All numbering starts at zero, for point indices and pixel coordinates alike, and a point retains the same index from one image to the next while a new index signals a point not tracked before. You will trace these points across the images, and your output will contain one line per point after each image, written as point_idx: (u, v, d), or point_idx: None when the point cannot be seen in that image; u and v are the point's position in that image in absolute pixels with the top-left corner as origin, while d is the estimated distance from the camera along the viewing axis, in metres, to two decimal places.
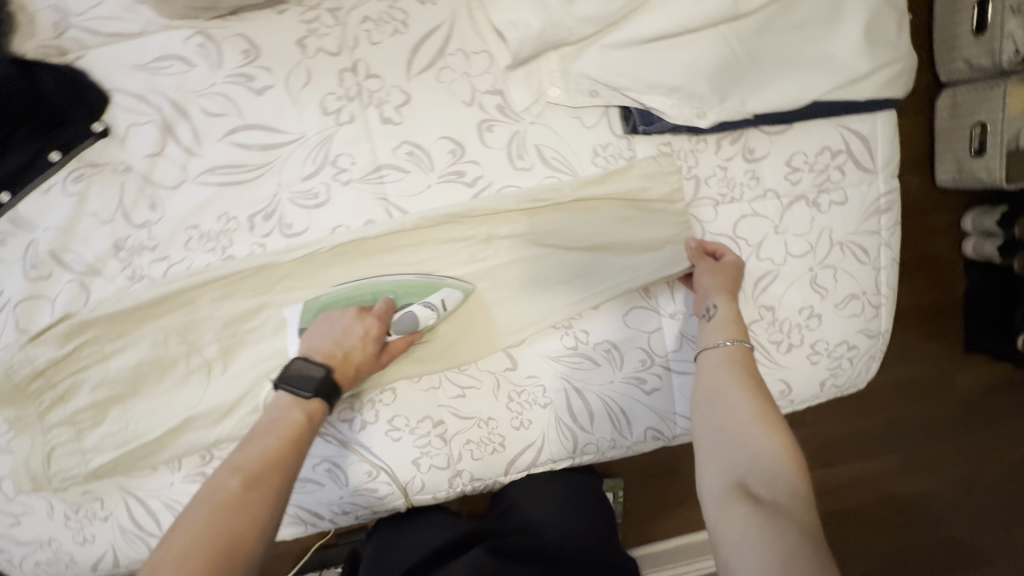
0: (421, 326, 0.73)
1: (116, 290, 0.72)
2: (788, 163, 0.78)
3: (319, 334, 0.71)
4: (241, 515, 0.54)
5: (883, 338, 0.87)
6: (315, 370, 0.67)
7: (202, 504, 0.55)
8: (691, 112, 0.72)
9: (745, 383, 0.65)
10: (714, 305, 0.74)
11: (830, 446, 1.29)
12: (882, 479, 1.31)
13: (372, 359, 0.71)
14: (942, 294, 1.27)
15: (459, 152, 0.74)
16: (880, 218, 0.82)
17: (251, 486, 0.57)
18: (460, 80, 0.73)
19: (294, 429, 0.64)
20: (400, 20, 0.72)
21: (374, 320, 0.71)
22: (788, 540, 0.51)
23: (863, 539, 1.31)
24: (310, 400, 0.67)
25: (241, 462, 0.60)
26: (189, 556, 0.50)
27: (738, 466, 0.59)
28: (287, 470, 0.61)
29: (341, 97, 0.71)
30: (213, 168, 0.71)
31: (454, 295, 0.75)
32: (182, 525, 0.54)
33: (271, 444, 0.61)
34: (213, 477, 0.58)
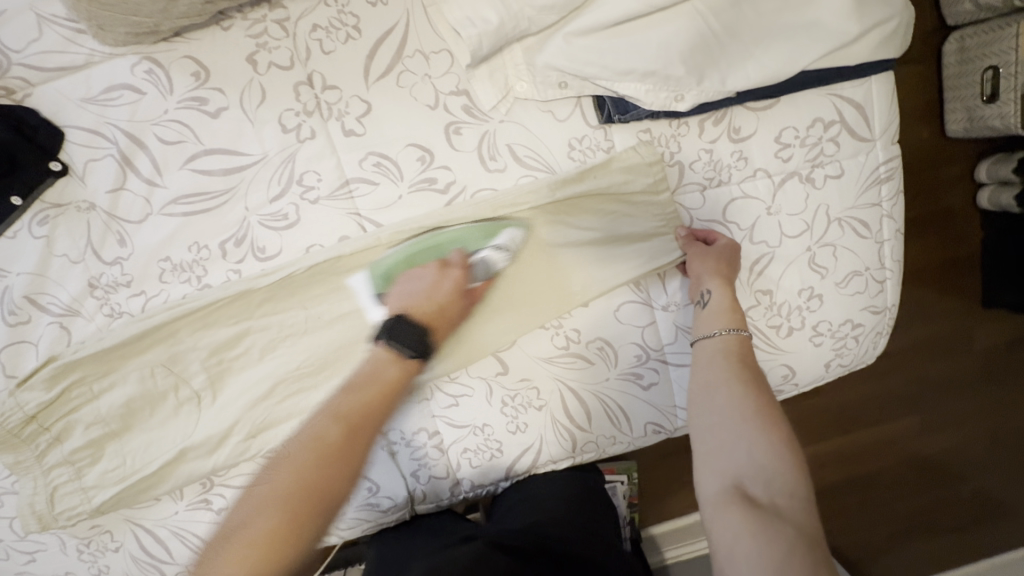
0: (495, 272, 0.74)
1: (97, 329, 0.72)
2: (778, 139, 0.74)
3: (409, 292, 0.71)
4: (335, 468, 0.60)
5: (889, 313, 0.83)
6: (416, 328, 0.70)
7: (305, 443, 0.62)
8: (669, 96, 0.68)
9: (740, 375, 0.61)
10: (708, 291, 0.70)
11: (846, 412, 1.26)
12: (901, 445, 1.29)
13: (464, 308, 0.73)
14: (956, 253, 1.22)
15: (428, 158, 0.71)
16: (881, 189, 0.77)
17: (349, 436, 0.63)
18: (422, 83, 0.69)
19: (388, 386, 0.68)
20: (352, 25, 0.68)
21: (460, 272, 0.72)
22: (784, 546, 0.47)
23: (879, 504, 1.30)
24: (410, 359, 0.69)
25: (342, 409, 0.65)
26: (287, 492, 0.58)
27: (733, 465, 0.55)
28: (379, 425, 0.66)
29: (300, 113, 0.68)
30: (177, 198, 0.69)
31: (517, 234, 0.73)
32: (286, 457, 0.62)
33: (367, 396, 0.66)
34: (316, 420, 0.64)
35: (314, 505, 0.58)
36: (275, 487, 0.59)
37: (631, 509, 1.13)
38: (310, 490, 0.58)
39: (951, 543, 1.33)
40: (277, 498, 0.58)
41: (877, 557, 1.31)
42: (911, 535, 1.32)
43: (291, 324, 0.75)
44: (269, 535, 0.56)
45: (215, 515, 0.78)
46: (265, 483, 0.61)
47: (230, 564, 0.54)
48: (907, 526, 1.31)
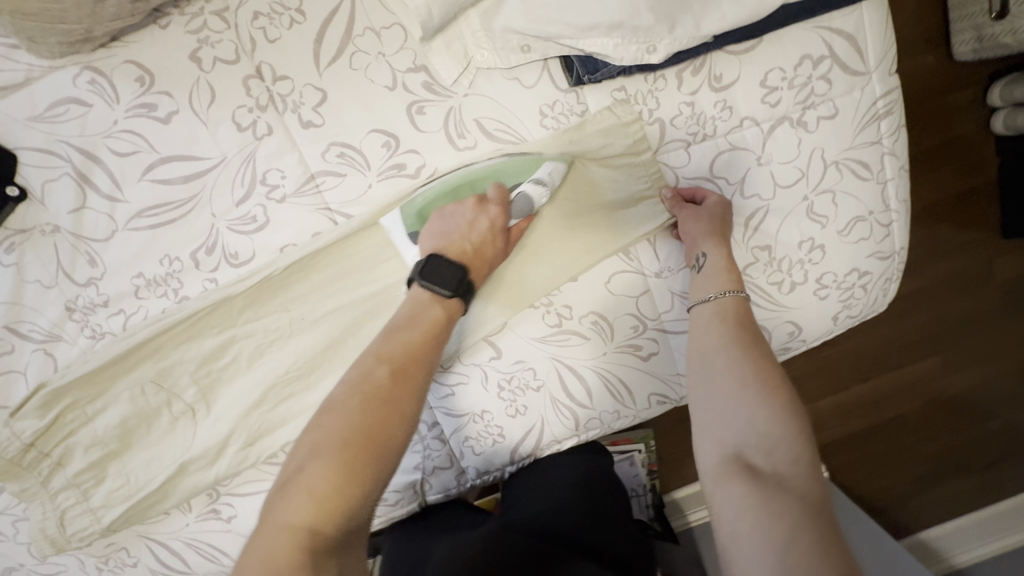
0: (536, 208, 0.70)
1: (82, 352, 0.71)
2: (764, 82, 0.69)
3: (445, 230, 0.68)
4: (387, 413, 0.55)
5: (898, 257, 0.78)
6: (454, 268, 0.65)
7: (353, 387, 0.57)
8: (639, 48, 0.63)
9: (738, 340, 0.59)
10: (704, 253, 0.67)
11: (866, 359, 1.22)
12: (923, 389, 1.25)
13: (500, 247, 0.69)
14: (970, 185, 1.15)
15: (393, 144, 0.67)
16: (880, 125, 0.72)
17: (397, 378, 0.58)
18: (377, 63, 0.65)
19: (433, 325, 0.63)
20: (295, 9, 0.64)
21: (497, 209, 0.68)
22: (788, 518, 0.45)
23: (904, 450, 1.27)
24: (449, 299, 0.66)
25: (385, 352, 0.60)
26: (341, 438, 0.53)
27: (734, 435, 0.53)
28: (428, 364, 0.61)
29: (253, 109, 0.65)
30: (140, 212, 0.67)
31: (558, 168, 0.68)
32: (332, 406, 0.56)
33: (412, 338, 0.61)
34: (359, 365, 0.59)
35: (365, 453, 0.52)
36: (325, 435, 0.53)
37: (650, 477, 1.12)
38: (363, 438, 0.53)
39: (980, 482, 1.30)
40: (329, 444, 0.52)
41: (903, 502, 1.29)
42: (939, 478, 1.29)
43: (276, 328, 0.73)
44: (331, 485, 0.49)
45: (226, 524, 0.78)
46: (313, 434, 0.54)
47: (292, 520, 0.48)
48: (934, 469, 1.29)
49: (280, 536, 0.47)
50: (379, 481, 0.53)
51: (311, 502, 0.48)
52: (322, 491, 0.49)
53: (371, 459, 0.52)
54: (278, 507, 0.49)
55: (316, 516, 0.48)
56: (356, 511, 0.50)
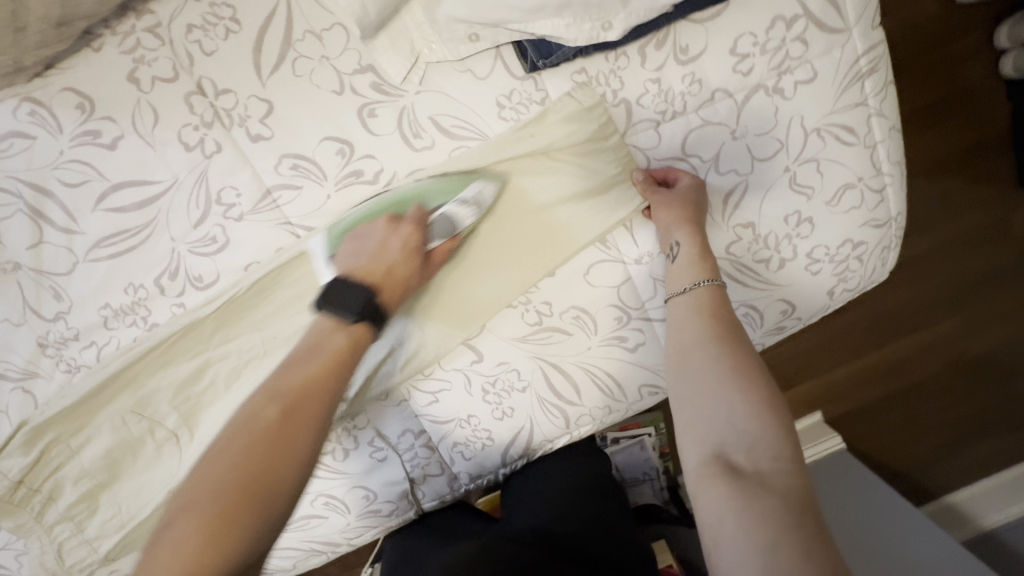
0: (460, 229, 0.65)
1: (59, 387, 0.71)
2: (734, 50, 0.64)
3: (358, 251, 0.64)
4: (274, 459, 0.54)
5: (895, 223, 0.74)
6: (359, 291, 0.61)
7: (241, 428, 0.56)
8: (594, 26, 0.60)
9: (715, 333, 0.57)
10: (677, 241, 0.66)
11: (878, 325, 1.16)
12: (941, 353, 1.19)
13: (414, 269, 0.64)
14: (977, 136, 1.09)
15: (348, 150, 0.65)
16: (864, 84, 0.67)
17: (289, 416, 0.56)
18: (321, 67, 0.62)
19: (336, 356, 0.60)
20: (229, 17, 0.61)
21: (412, 228, 0.63)
22: (771, 519, 0.43)
23: (923, 416, 1.22)
24: (354, 325, 0.62)
25: (278, 388, 0.58)
26: (217, 485, 0.52)
27: (714, 434, 0.51)
28: (326, 397, 0.59)
29: (199, 126, 0.63)
30: (99, 242, 0.66)
31: (489, 187, 0.65)
32: (215, 449, 0.55)
33: (309, 372, 0.58)
34: (251, 403, 0.58)
35: (246, 503, 0.51)
36: (202, 484, 0.52)
37: (663, 460, 1.08)
38: (240, 487, 0.51)
39: (1006, 444, 1.25)
40: (205, 495, 0.51)
41: (925, 467, 1.25)
42: (962, 441, 1.24)
43: (250, 349, 0.71)
44: (201, 540, 0.48)
45: None
46: (191, 482, 0.54)
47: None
48: (955, 433, 1.24)
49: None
50: (263, 531, 0.51)
51: (178, 559, 0.47)
52: (189, 548, 0.48)
53: (251, 510, 0.51)
54: (149, 564, 0.49)
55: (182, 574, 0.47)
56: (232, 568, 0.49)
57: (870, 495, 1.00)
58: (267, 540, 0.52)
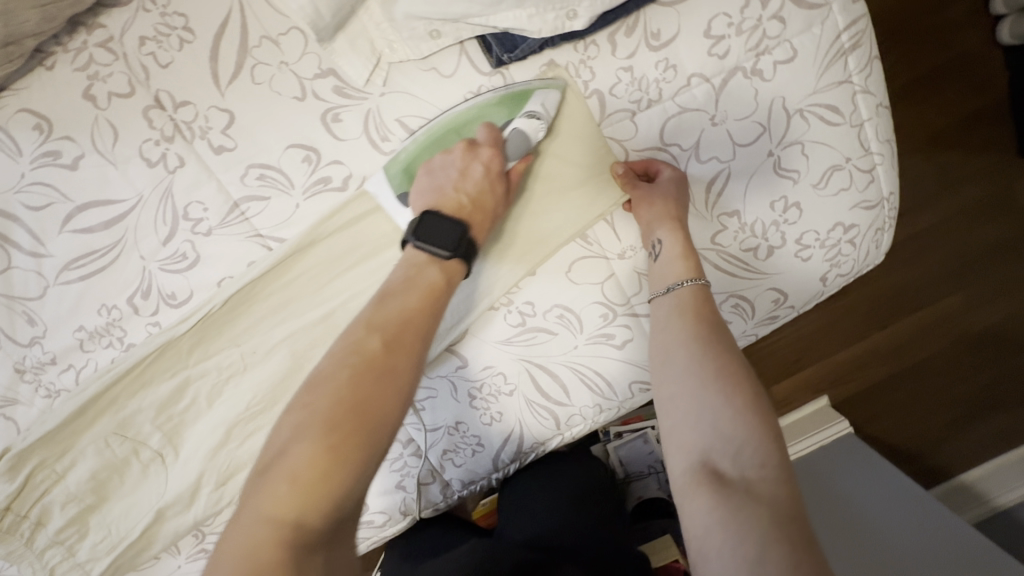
0: (533, 145, 0.63)
1: (40, 412, 0.70)
2: (709, 32, 0.62)
3: (436, 185, 0.62)
4: (383, 388, 0.50)
5: (888, 203, 0.71)
6: (452, 225, 0.59)
7: (342, 358, 0.51)
8: (558, 15, 0.58)
9: (698, 335, 0.58)
10: (659, 239, 0.65)
11: (883, 304, 1.12)
12: (949, 328, 1.15)
13: (500, 195, 0.62)
14: (976, 106, 1.06)
15: (314, 157, 0.63)
16: (847, 61, 0.64)
17: (391, 348, 0.52)
18: (280, 73, 0.60)
19: (432, 290, 0.57)
20: (182, 27, 0.59)
21: (490, 150, 0.61)
22: (755, 530, 0.44)
23: (934, 394, 1.18)
24: (450, 259, 0.59)
25: (376, 319, 0.54)
26: (326, 413, 0.47)
27: (700, 441, 0.53)
28: (424, 331, 0.55)
29: (159, 141, 0.61)
30: (68, 264, 0.64)
31: (550, 96, 0.61)
32: (313, 380, 0.51)
33: (409, 304, 0.55)
34: (348, 334, 0.54)
35: (357, 432, 0.47)
36: (308, 413, 0.48)
37: None
38: (350, 415, 0.47)
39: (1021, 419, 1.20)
40: (315, 424, 0.47)
41: (938, 445, 1.20)
42: (975, 416, 1.20)
43: (229, 364, 0.70)
44: (315, 469, 0.44)
45: None
46: (294, 412, 0.49)
47: (276, 508, 0.43)
48: (966, 413, 1.19)
49: (259, 526, 0.42)
50: (374, 462, 0.48)
51: (293, 490, 0.43)
52: (306, 478, 0.44)
53: (363, 441, 0.47)
54: (256, 496, 0.44)
55: (297, 506, 0.43)
56: (343, 499, 0.45)
57: (857, 492, 0.94)
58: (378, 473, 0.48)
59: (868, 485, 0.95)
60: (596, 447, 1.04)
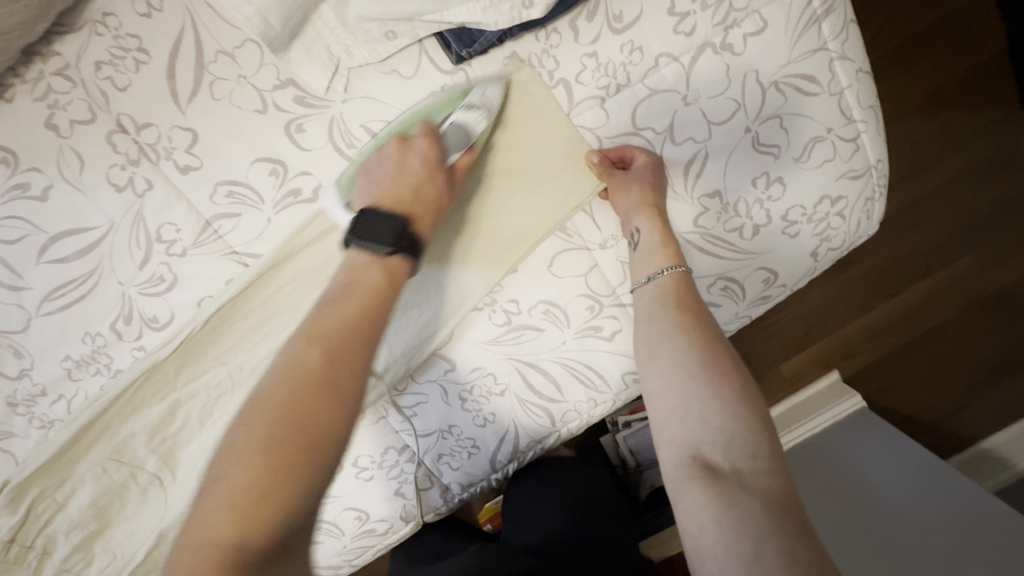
0: (475, 137, 0.60)
1: (36, 443, 0.69)
2: (673, 9, 0.61)
3: (375, 181, 0.59)
4: (324, 400, 0.47)
5: (876, 170, 0.68)
6: (391, 220, 0.57)
7: (281, 374, 0.49)
8: (515, 4, 0.57)
9: (681, 324, 0.57)
10: (638, 227, 0.63)
11: (887, 274, 1.09)
12: (960, 292, 1.10)
13: (440, 186, 0.60)
14: (971, 63, 1.03)
15: (281, 170, 0.62)
16: (822, 26, 0.62)
17: (332, 359, 0.50)
18: (239, 87, 0.60)
19: (374, 290, 0.54)
20: (136, 48, 0.59)
21: (425, 143, 0.59)
22: (751, 523, 0.43)
23: (948, 360, 1.13)
24: (390, 258, 0.57)
25: (316, 329, 0.52)
26: (265, 433, 0.45)
27: (689, 434, 0.51)
28: (369, 338, 0.53)
29: (126, 165, 0.61)
30: (48, 295, 0.64)
31: (490, 89, 0.61)
32: (252, 399, 0.49)
33: (348, 310, 0.53)
34: (288, 348, 0.52)
35: (295, 449, 0.45)
36: (246, 435, 0.46)
37: None
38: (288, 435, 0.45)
39: None
40: (251, 445, 0.45)
41: (958, 412, 1.14)
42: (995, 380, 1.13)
43: (216, 383, 0.69)
44: (251, 492, 0.42)
45: None
46: (234, 435, 0.47)
47: (211, 538, 0.41)
48: (984, 379, 1.13)
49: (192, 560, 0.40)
50: (321, 477, 0.45)
51: (228, 515, 0.41)
52: (242, 502, 0.42)
53: (304, 458, 0.45)
54: (194, 528, 0.42)
55: (235, 533, 0.41)
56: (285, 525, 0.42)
57: (860, 471, 0.89)
58: (325, 490, 0.45)
59: (871, 462, 0.91)
60: (605, 438, 1.00)
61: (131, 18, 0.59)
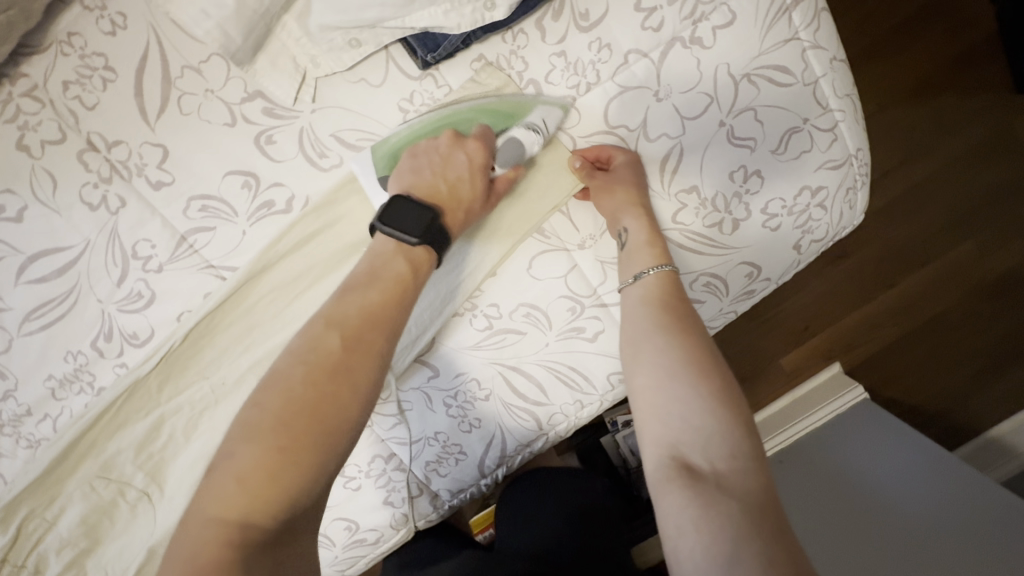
0: (527, 155, 0.62)
1: (24, 463, 0.68)
2: (639, 6, 0.61)
3: (419, 168, 0.60)
4: (339, 390, 0.49)
5: (856, 160, 0.67)
6: (423, 210, 0.58)
7: (300, 356, 0.50)
8: (477, 7, 0.59)
9: (665, 325, 0.57)
10: (625, 228, 0.63)
11: (883, 263, 1.07)
12: (958, 278, 1.08)
13: (478, 193, 0.61)
14: (959, 45, 1.02)
15: (253, 182, 0.62)
16: (791, 17, 0.62)
17: (351, 348, 0.51)
18: (207, 101, 0.61)
19: (399, 283, 0.55)
20: (103, 67, 0.60)
21: (477, 146, 0.60)
22: (727, 523, 0.42)
23: (949, 348, 1.11)
24: (416, 248, 0.57)
25: (337, 315, 0.53)
26: (280, 414, 0.47)
27: (670, 434, 0.51)
28: (389, 329, 0.54)
29: (98, 183, 0.62)
30: (28, 315, 0.64)
31: (553, 113, 0.62)
32: (271, 377, 0.50)
33: (370, 299, 0.54)
34: (308, 331, 0.52)
35: (304, 438, 0.46)
36: (260, 413, 0.47)
37: None
38: (306, 417, 0.47)
39: None
40: (264, 426, 0.46)
41: (963, 400, 1.12)
42: (1000, 367, 1.11)
43: (200, 398, 0.68)
44: (263, 470, 0.44)
45: None
46: (249, 411, 0.48)
47: (222, 511, 0.42)
48: (987, 366, 1.11)
49: (203, 532, 0.42)
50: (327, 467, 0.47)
51: (240, 492, 0.43)
52: (257, 482, 0.43)
53: (311, 448, 0.46)
54: (203, 496, 0.44)
55: (243, 510, 0.42)
56: (293, 505, 0.44)
57: (861, 465, 0.88)
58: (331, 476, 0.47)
59: (888, 452, 0.89)
60: (605, 438, 0.97)
61: (97, 37, 0.60)
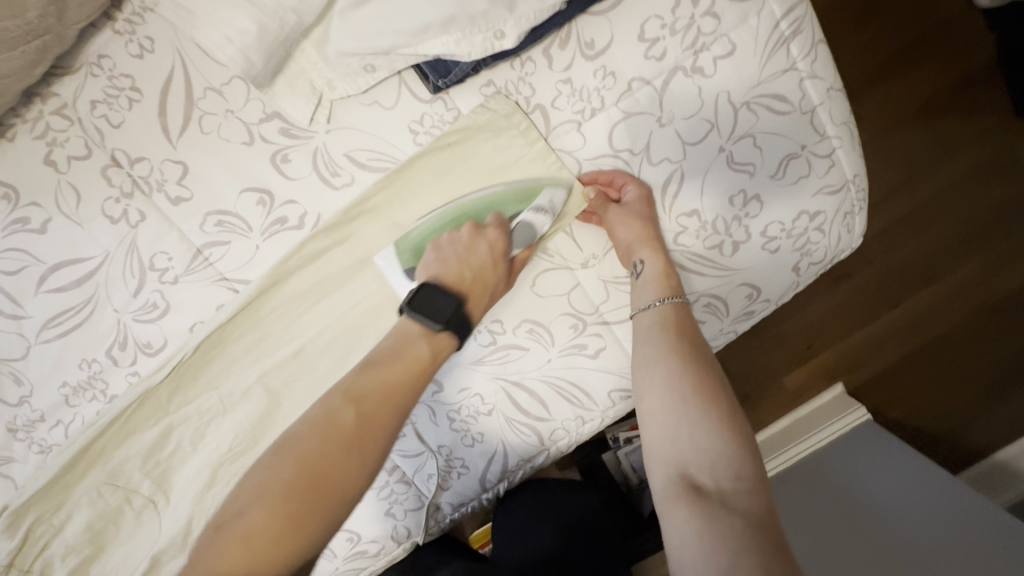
0: (539, 234, 0.66)
1: (35, 468, 0.69)
2: (643, 36, 0.63)
3: (444, 259, 0.65)
4: (345, 463, 0.53)
5: (854, 185, 0.69)
6: (448, 299, 0.63)
7: (319, 423, 0.55)
8: (487, 37, 0.61)
9: (676, 348, 0.60)
10: (642, 259, 0.66)
11: (884, 286, 1.08)
12: (958, 301, 1.09)
13: (500, 275, 0.65)
14: (960, 72, 1.04)
15: (268, 199, 0.65)
16: (790, 48, 0.64)
17: (364, 421, 0.55)
18: (227, 122, 0.64)
19: (421, 364, 0.60)
20: (129, 88, 0.63)
21: (495, 235, 0.65)
22: (729, 537, 0.46)
23: (951, 370, 1.11)
24: (441, 334, 0.62)
25: (355, 388, 0.57)
26: (287, 481, 0.51)
27: (678, 453, 0.55)
28: (402, 406, 0.58)
29: (119, 198, 0.64)
30: (46, 323, 0.65)
31: (559, 194, 0.66)
32: (287, 440, 0.55)
33: (393, 373, 0.59)
34: (327, 399, 0.57)
35: (312, 502, 0.51)
36: (271, 475, 0.52)
37: None
38: (312, 485, 0.51)
39: None
40: (275, 487, 0.51)
41: (965, 424, 1.12)
42: (1003, 390, 1.11)
43: (209, 408, 0.69)
44: (267, 533, 0.48)
45: None
46: (258, 473, 0.53)
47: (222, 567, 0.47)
48: (989, 390, 1.11)
49: None
50: (328, 527, 0.51)
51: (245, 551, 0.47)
52: (263, 540, 0.48)
53: (319, 513, 0.51)
54: (208, 551, 0.48)
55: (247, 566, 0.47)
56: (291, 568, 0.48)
57: (860, 487, 0.87)
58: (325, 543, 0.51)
59: (878, 473, 0.89)
60: (606, 455, 0.98)
61: (125, 60, 0.63)
